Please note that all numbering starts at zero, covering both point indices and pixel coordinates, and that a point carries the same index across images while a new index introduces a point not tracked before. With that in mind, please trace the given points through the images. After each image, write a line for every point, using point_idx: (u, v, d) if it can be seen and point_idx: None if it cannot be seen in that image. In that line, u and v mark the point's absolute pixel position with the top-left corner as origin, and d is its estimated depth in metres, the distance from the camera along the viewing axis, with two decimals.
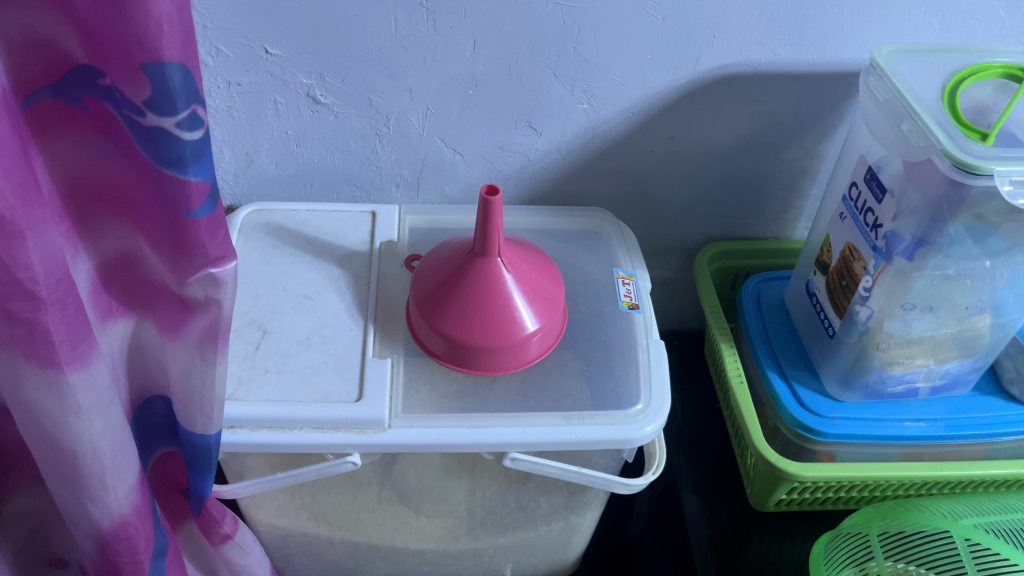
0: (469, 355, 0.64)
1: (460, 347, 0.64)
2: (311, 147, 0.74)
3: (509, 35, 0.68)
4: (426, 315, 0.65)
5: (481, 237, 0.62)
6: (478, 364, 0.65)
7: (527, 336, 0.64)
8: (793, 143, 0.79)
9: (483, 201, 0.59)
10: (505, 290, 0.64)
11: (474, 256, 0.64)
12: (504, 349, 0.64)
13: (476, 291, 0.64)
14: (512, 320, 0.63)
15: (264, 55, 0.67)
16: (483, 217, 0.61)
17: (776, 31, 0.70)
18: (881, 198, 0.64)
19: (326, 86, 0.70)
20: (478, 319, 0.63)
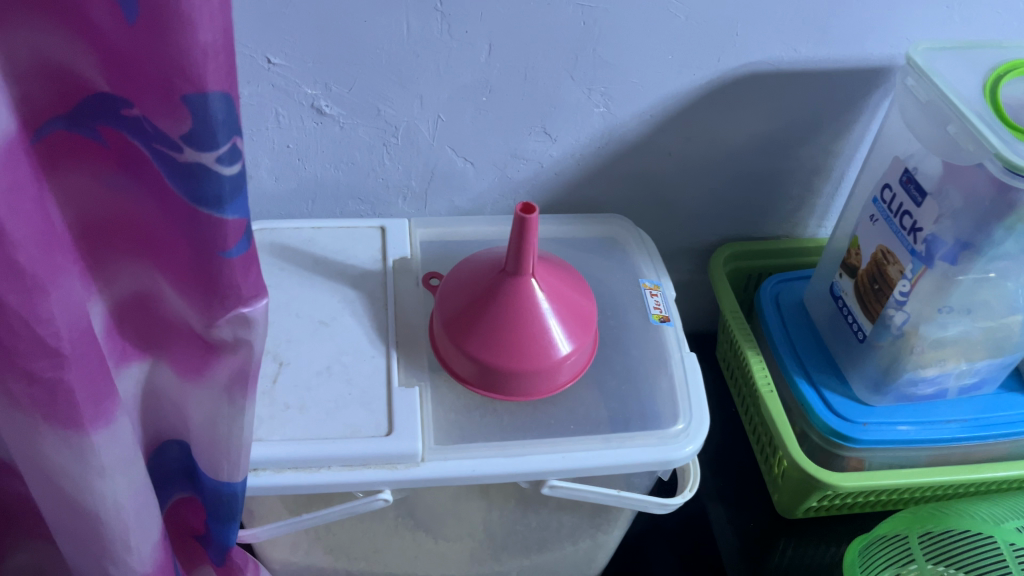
0: (501, 380, 0.61)
1: (491, 372, 0.60)
2: (314, 161, 0.70)
3: (527, 38, 0.64)
4: (453, 338, 0.61)
5: (514, 256, 0.59)
6: (510, 389, 0.61)
7: (562, 358, 0.61)
8: (810, 141, 0.77)
9: (518, 219, 0.56)
10: (537, 311, 0.60)
11: (505, 275, 0.61)
12: (537, 373, 0.60)
13: (506, 312, 0.60)
14: (545, 342, 0.60)
15: (266, 65, 0.62)
16: (518, 235, 0.57)
17: (800, 28, 0.67)
18: (920, 202, 0.62)
19: (331, 96, 0.65)
20: (509, 341, 0.60)
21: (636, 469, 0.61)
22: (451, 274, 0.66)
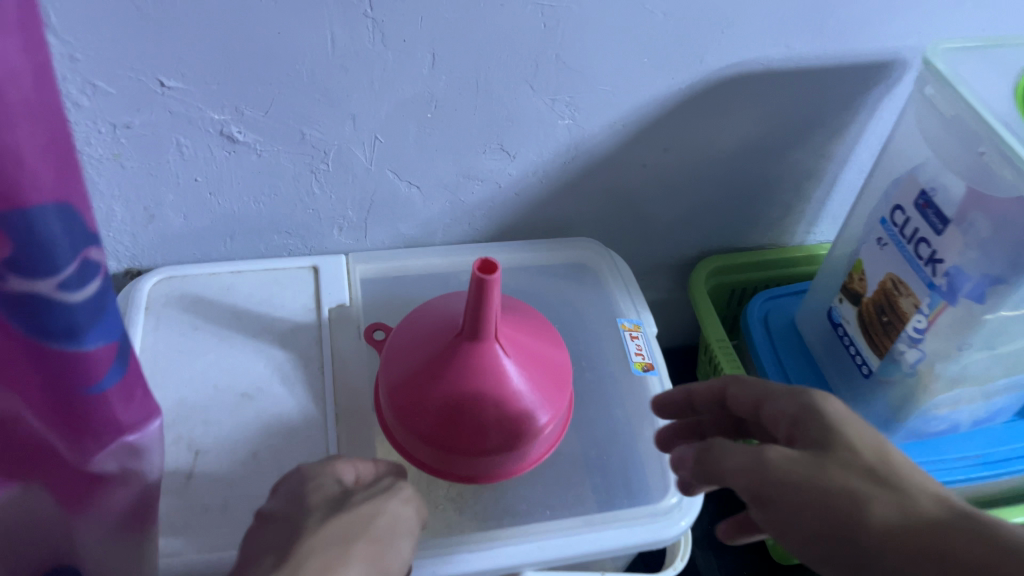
0: (461, 464, 0.51)
1: (449, 455, 0.51)
2: (229, 194, 0.59)
3: (477, 45, 0.53)
4: (400, 415, 0.51)
5: (471, 319, 0.49)
6: (472, 472, 0.52)
7: (533, 432, 0.51)
8: (800, 145, 0.68)
9: (475, 282, 0.46)
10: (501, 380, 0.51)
11: (460, 338, 0.51)
12: (503, 453, 0.51)
13: (464, 384, 0.50)
14: (512, 416, 0.51)
15: (159, 88, 0.50)
16: (476, 295, 0.48)
17: (796, 24, 0.58)
18: (941, 229, 0.53)
19: (244, 121, 0.54)
20: (468, 418, 0.50)
21: (623, 553, 0.52)
22: (395, 334, 0.55)
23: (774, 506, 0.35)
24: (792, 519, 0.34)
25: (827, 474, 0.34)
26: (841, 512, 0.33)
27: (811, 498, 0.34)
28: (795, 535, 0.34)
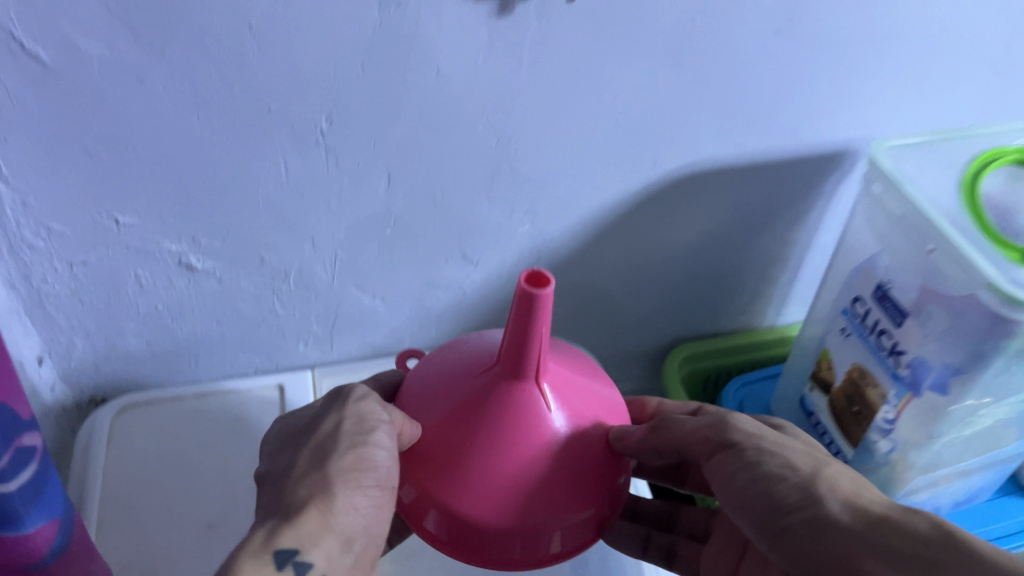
0: (471, 544, 0.41)
1: (457, 529, 0.41)
2: (190, 318, 0.58)
3: (432, 163, 0.54)
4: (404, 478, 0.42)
5: (512, 353, 0.40)
6: (486, 559, 0.42)
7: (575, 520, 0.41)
8: (763, 234, 0.69)
9: (521, 293, 0.36)
10: (548, 443, 0.40)
11: (501, 377, 0.41)
12: (534, 536, 0.40)
13: (496, 449, 0.40)
14: (556, 495, 0.40)
15: (114, 225, 0.51)
16: (518, 319, 0.38)
17: (745, 124, 0.59)
18: (899, 322, 0.53)
19: (201, 250, 0.54)
20: (497, 489, 0.40)
21: None
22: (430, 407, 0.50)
23: (727, 454, 0.41)
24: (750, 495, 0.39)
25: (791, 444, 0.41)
26: (807, 476, 0.39)
27: (774, 459, 0.40)
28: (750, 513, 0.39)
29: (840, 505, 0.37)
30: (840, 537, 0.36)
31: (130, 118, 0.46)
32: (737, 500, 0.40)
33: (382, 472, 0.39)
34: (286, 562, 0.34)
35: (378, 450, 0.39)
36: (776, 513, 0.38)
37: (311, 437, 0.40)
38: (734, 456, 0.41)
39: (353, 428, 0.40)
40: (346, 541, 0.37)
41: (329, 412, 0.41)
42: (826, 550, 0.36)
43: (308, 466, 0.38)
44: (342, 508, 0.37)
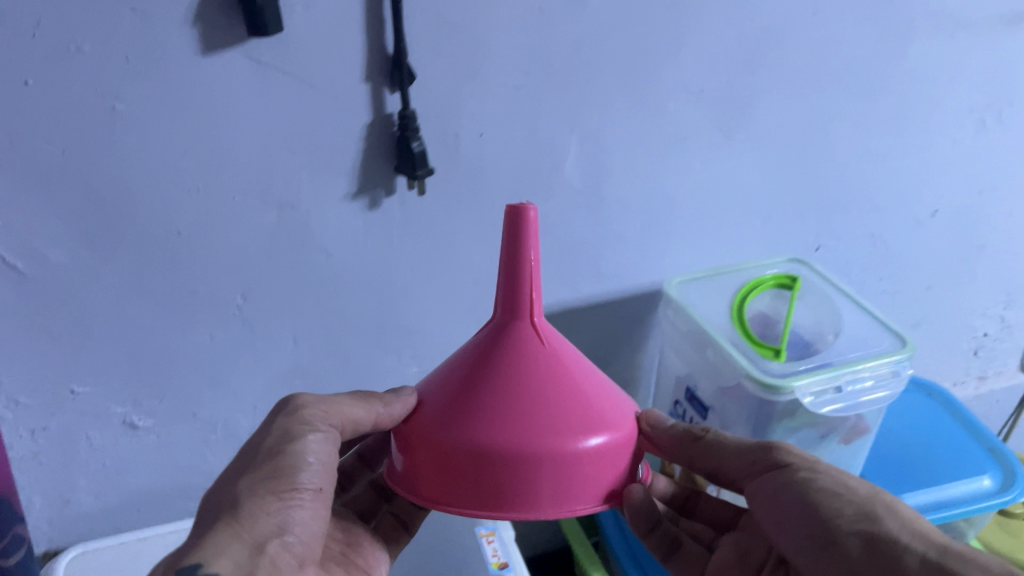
0: (491, 480, 0.43)
1: (474, 464, 0.43)
2: (133, 471, 0.70)
3: (329, 322, 0.68)
4: (428, 434, 0.45)
5: (511, 284, 0.48)
6: (505, 501, 0.43)
7: (582, 448, 0.44)
8: (614, 360, 0.84)
9: (509, 209, 0.47)
10: (548, 373, 0.46)
11: (507, 322, 0.49)
12: (548, 460, 0.43)
13: (506, 375, 0.46)
14: (566, 418, 0.44)
15: (70, 395, 0.63)
16: (510, 240, 0.48)
17: (578, 274, 0.75)
18: (705, 415, 0.68)
19: (143, 410, 0.66)
20: (516, 409, 0.44)
21: None
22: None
23: (788, 474, 0.51)
24: (789, 511, 0.50)
25: (847, 473, 0.51)
26: (863, 496, 0.49)
27: (832, 482, 0.50)
28: (790, 529, 0.50)
29: (896, 524, 0.47)
30: (887, 548, 0.46)
31: (85, 306, 0.59)
32: (780, 516, 0.50)
33: (305, 478, 0.45)
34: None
35: (308, 456, 0.46)
36: (815, 529, 0.49)
37: (249, 448, 0.47)
38: (775, 474, 0.51)
39: (279, 439, 0.46)
40: (258, 547, 0.42)
41: (265, 427, 0.48)
42: (884, 554, 0.46)
43: (228, 485, 0.45)
44: (254, 518, 0.43)
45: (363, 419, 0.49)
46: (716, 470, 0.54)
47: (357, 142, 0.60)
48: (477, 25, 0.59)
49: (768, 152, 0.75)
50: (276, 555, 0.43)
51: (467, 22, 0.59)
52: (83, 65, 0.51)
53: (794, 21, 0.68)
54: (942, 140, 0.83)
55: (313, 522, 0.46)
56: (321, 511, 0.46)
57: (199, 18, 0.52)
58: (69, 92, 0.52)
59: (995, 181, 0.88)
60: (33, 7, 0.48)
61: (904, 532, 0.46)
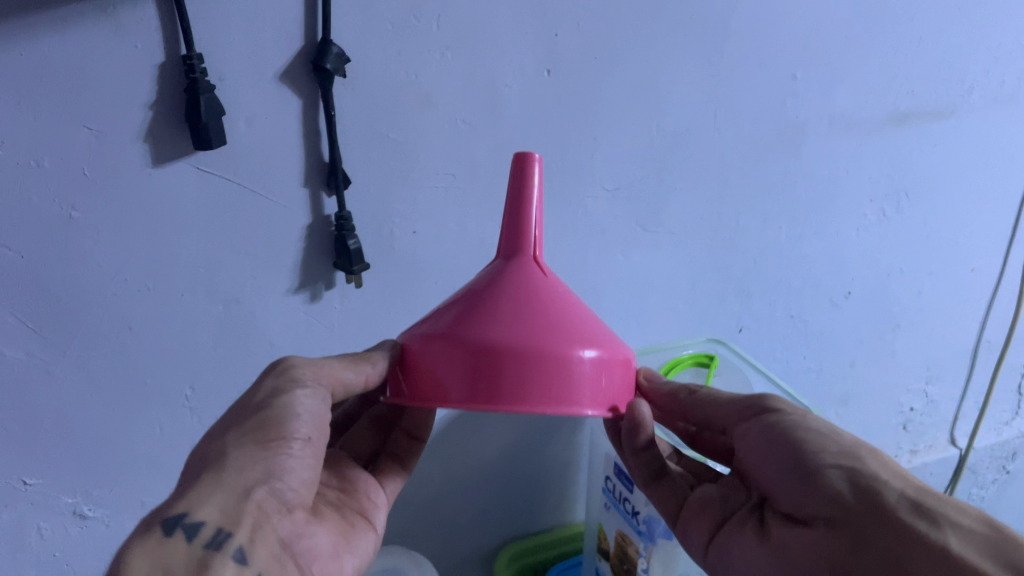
0: (488, 367, 0.44)
1: (476, 354, 0.45)
2: (83, 562, 0.72)
3: None
4: (431, 341, 0.47)
5: (518, 225, 0.54)
6: (500, 390, 0.44)
7: (580, 351, 0.45)
8: (553, 441, 0.88)
9: (518, 153, 0.55)
10: (548, 295, 0.50)
11: (513, 262, 0.53)
12: (546, 351, 0.44)
13: (509, 291, 0.49)
14: (562, 326, 0.47)
15: (22, 485, 0.66)
16: (520, 189, 0.55)
17: None
18: (631, 489, 0.72)
19: (93, 500, 0.69)
20: (517, 311, 0.47)
21: None
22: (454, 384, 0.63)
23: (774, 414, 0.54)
24: (766, 450, 0.53)
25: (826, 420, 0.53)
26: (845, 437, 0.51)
27: (813, 423, 0.52)
28: (770, 467, 0.52)
29: (875, 461, 0.48)
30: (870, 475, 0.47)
31: (39, 398, 0.63)
32: (765, 447, 0.52)
33: (295, 427, 0.47)
34: (175, 527, 0.42)
35: (300, 409, 0.48)
36: (794, 463, 0.50)
37: (242, 405, 0.48)
38: (764, 419, 0.54)
39: (272, 395, 0.48)
40: (243, 494, 0.44)
41: (263, 381, 0.50)
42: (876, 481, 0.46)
43: (218, 439, 0.47)
44: (240, 468, 0.45)
45: (355, 382, 0.51)
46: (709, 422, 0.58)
47: (297, 241, 0.66)
48: (405, 134, 0.66)
49: (686, 241, 0.82)
50: (263, 502, 0.45)
51: (395, 132, 0.65)
52: (42, 177, 0.57)
53: (696, 125, 0.76)
54: (847, 228, 0.90)
55: (302, 470, 0.48)
56: (311, 459, 0.48)
57: (149, 133, 0.58)
58: (27, 201, 0.57)
59: (901, 264, 0.96)
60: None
61: (884, 471, 0.47)
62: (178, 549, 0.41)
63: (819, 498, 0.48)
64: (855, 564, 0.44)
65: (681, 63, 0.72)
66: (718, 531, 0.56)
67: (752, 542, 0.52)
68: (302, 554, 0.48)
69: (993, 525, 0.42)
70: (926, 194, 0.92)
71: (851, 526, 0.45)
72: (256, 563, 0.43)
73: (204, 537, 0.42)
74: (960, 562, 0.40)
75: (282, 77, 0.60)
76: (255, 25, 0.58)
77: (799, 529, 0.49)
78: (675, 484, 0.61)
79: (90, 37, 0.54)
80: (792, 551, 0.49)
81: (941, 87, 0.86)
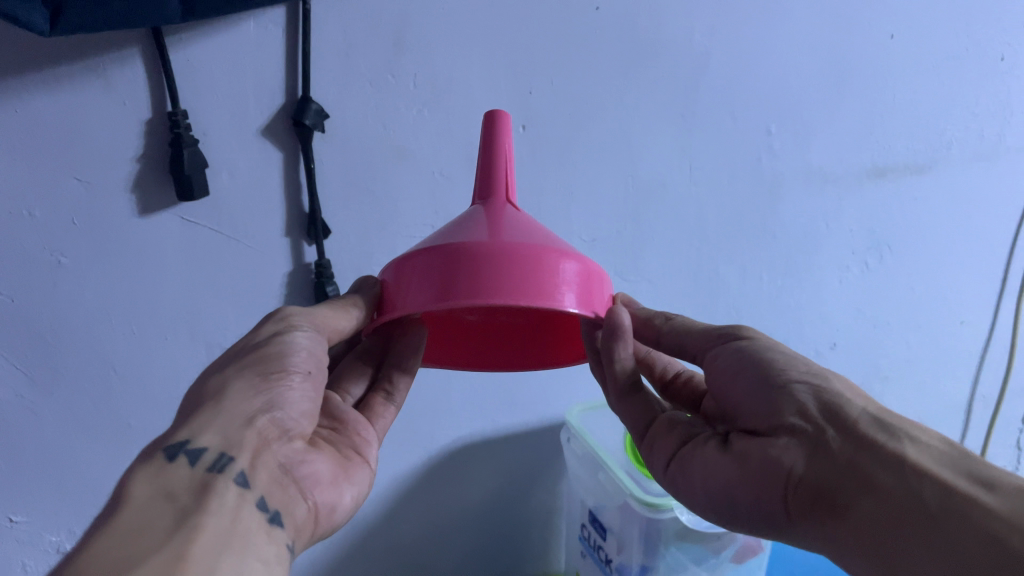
0: (467, 271, 0.44)
1: (455, 258, 0.45)
2: None
3: None
4: (410, 260, 0.47)
5: (490, 170, 0.54)
6: (477, 288, 0.43)
7: (561, 262, 0.45)
8: (536, 488, 0.88)
9: (488, 111, 0.55)
10: (522, 222, 0.50)
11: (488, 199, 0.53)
12: (528, 257, 0.45)
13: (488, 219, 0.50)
14: (540, 242, 0.47)
15: (9, 522, 0.68)
16: (490, 137, 0.55)
17: (494, 405, 0.81)
18: (604, 536, 0.72)
19: (77, 538, 0.71)
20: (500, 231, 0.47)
21: None
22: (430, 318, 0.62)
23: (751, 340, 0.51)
24: (733, 369, 0.50)
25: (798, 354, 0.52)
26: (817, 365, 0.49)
27: (789, 351, 0.50)
28: (738, 384, 0.49)
29: (843, 385, 0.47)
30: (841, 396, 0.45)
31: (25, 437, 0.66)
32: (736, 365, 0.50)
33: (295, 361, 0.49)
34: (177, 452, 0.42)
35: (298, 344, 0.49)
36: (762, 380, 0.48)
37: (239, 350, 0.49)
38: (732, 340, 0.51)
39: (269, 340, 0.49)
40: (244, 421, 0.45)
41: (262, 327, 0.51)
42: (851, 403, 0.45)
43: (215, 378, 0.47)
44: (239, 398, 0.46)
45: (348, 326, 0.51)
46: (677, 349, 0.54)
47: (279, 287, 0.69)
48: (383, 186, 0.69)
49: (663, 291, 0.84)
50: (263, 429, 0.46)
51: (373, 184, 0.68)
52: (34, 225, 0.60)
53: (671, 178, 0.78)
54: (830, 280, 0.91)
55: (298, 400, 0.49)
56: (307, 391, 0.50)
57: (136, 185, 0.61)
58: (17, 249, 0.60)
59: (888, 316, 0.96)
60: None
61: (851, 395, 0.46)
62: (181, 471, 0.41)
63: (788, 413, 0.46)
64: (816, 474, 0.43)
65: (652, 119, 0.75)
66: (681, 449, 0.53)
67: (711, 454, 0.50)
68: (303, 480, 0.49)
69: (953, 445, 0.42)
70: (910, 247, 0.93)
71: (818, 439, 0.44)
72: (260, 487, 0.44)
73: (207, 462, 0.42)
74: (927, 474, 0.39)
75: (264, 132, 0.63)
76: (238, 84, 0.61)
77: (762, 441, 0.47)
78: (648, 400, 0.57)
79: (80, 95, 0.57)
80: (755, 463, 0.46)
81: (918, 142, 0.88)
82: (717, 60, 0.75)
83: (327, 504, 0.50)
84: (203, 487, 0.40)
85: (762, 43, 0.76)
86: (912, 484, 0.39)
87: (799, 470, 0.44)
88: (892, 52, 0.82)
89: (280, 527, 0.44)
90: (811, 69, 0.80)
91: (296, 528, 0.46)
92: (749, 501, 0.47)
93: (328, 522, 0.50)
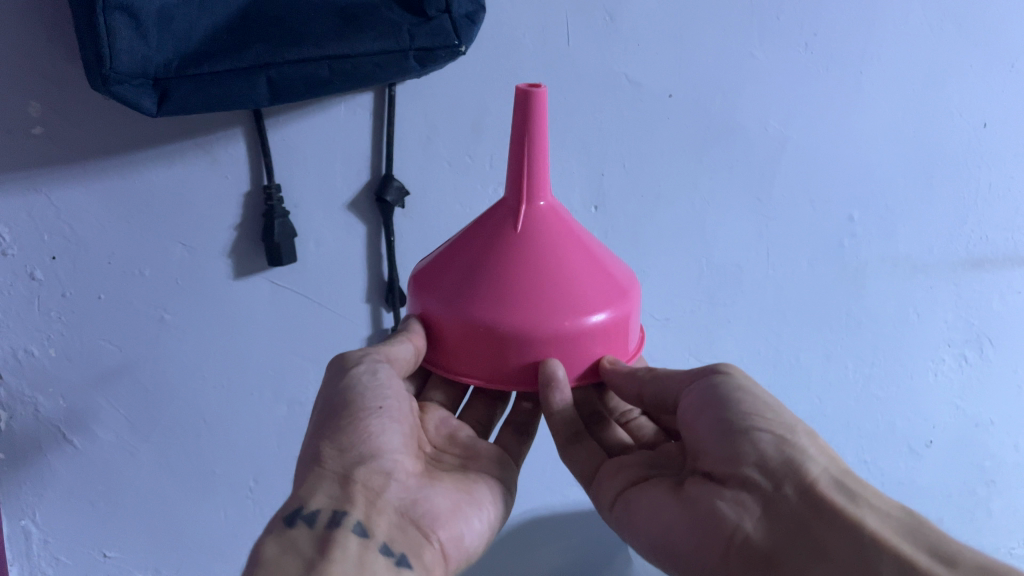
0: (487, 352, 0.48)
1: (473, 336, 0.48)
2: None
3: None
4: (428, 301, 0.50)
5: (518, 172, 0.51)
6: (496, 369, 0.48)
7: (570, 323, 0.47)
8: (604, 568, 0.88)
9: (519, 89, 0.48)
10: (530, 262, 0.48)
11: (515, 209, 0.51)
12: (534, 341, 0.47)
13: (495, 259, 0.49)
14: (548, 296, 0.47)
15: (102, 556, 0.77)
16: (519, 121, 0.49)
17: (563, 482, 0.81)
18: None
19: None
20: (508, 290, 0.47)
21: None
22: None
23: (736, 400, 0.50)
24: (703, 405, 0.51)
25: (786, 410, 0.51)
26: (790, 419, 0.50)
27: (764, 397, 0.51)
28: (703, 424, 0.50)
29: (808, 441, 0.49)
30: (803, 455, 0.48)
31: (124, 475, 0.74)
32: (702, 405, 0.51)
33: (370, 403, 0.50)
34: (296, 518, 0.46)
35: (369, 385, 0.51)
36: (727, 422, 0.49)
37: (321, 406, 0.51)
38: (709, 377, 0.52)
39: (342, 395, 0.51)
40: (343, 477, 0.48)
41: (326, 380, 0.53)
42: (813, 466, 0.47)
43: (313, 438, 0.50)
44: (332, 458, 0.49)
45: (413, 353, 0.51)
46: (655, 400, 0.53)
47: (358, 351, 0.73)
48: None
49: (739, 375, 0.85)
50: (366, 479, 0.48)
51: None
52: (144, 282, 0.67)
53: (746, 262, 0.79)
54: (921, 372, 0.89)
55: (392, 438, 0.50)
56: (395, 426, 0.51)
57: (232, 251, 0.67)
58: (127, 306, 0.67)
59: (988, 414, 0.93)
60: (112, 242, 0.65)
61: (815, 452, 0.48)
62: (301, 535, 0.45)
63: (747, 462, 0.48)
64: (769, 537, 0.46)
65: (728, 203, 0.76)
66: (627, 490, 0.53)
67: (659, 497, 0.51)
68: (423, 515, 0.49)
69: (907, 512, 0.46)
70: (1012, 343, 0.89)
71: (770, 497, 0.47)
72: (377, 535, 0.46)
73: (323, 521, 0.46)
74: (887, 547, 0.43)
75: (350, 206, 0.68)
76: (327, 162, 0.66)
77: (712, 488, 0.49)
78: (594, 447, 0.57)
79: (188, 170, 0.64)
80: (702, 514, 0.48)
81: (1020, 233, 0.84)
82: (795, 146, 0.75)
83: (456, 532, 0.50)
84: (320, 550, 0.44)
85: (846, 130, 0.75)
86: (869, 557, 0.43)
87: (747, 527, 0.46)
88: (987, 142, 0.79)
89: (408, 568, 0.46)
90: (897, 156, 0.77)
91: (427, 565, 0.47)
92: (685, 550, 0.49)
93: (462, 552, 0.50)
